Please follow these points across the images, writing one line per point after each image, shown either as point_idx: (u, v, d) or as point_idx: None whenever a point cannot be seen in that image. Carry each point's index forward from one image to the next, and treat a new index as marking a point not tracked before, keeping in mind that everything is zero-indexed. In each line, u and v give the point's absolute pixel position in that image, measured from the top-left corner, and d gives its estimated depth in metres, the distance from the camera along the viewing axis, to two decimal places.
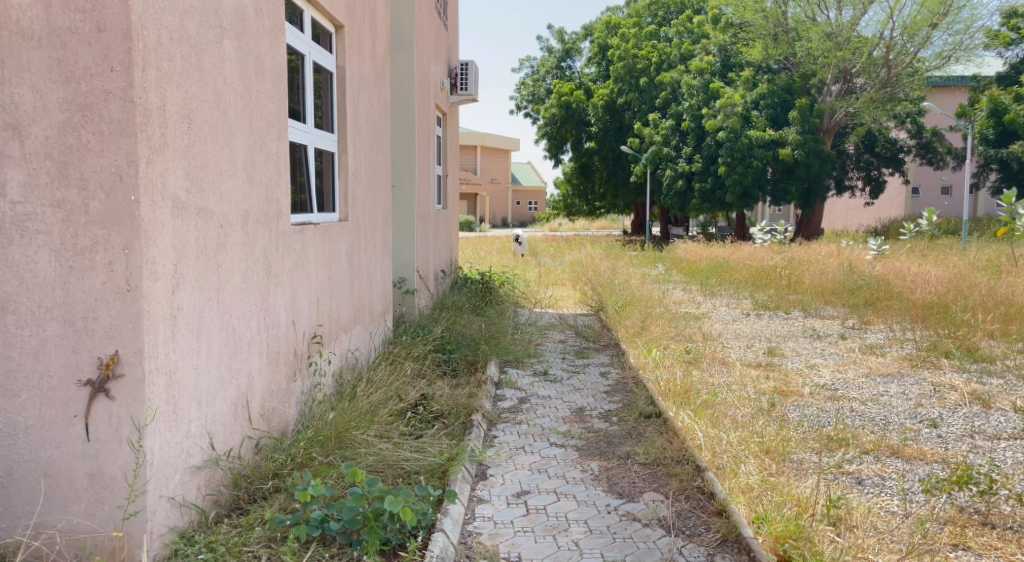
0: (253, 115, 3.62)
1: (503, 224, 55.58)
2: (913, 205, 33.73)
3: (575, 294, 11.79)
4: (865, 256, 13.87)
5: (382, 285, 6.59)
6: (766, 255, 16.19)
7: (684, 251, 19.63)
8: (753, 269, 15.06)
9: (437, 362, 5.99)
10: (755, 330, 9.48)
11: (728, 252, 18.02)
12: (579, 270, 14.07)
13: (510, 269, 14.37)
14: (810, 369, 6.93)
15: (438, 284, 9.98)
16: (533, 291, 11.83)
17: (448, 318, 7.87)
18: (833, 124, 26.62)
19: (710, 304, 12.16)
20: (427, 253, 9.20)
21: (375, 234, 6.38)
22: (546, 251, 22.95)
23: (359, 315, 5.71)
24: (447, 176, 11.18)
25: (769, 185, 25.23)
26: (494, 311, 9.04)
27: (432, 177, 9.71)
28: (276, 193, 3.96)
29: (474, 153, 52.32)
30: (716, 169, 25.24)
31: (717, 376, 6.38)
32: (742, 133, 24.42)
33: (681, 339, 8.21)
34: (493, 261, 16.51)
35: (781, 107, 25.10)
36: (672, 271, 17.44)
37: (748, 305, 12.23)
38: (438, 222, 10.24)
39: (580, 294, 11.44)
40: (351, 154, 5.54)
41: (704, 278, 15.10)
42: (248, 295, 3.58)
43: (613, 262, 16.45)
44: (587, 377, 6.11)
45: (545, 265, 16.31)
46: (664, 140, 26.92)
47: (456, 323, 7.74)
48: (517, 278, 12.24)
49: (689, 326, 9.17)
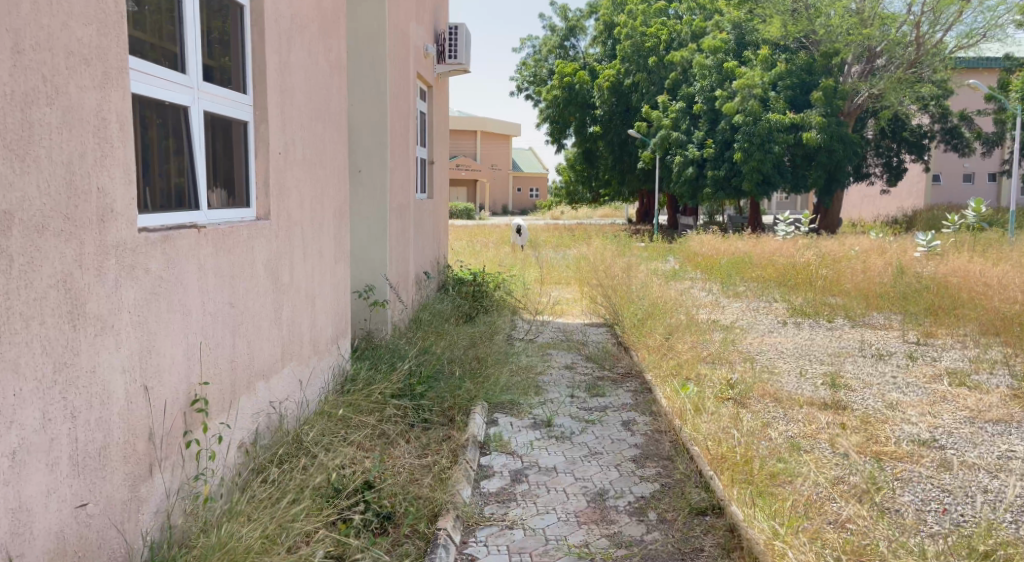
0: (22, 38, 1.97)
1: (503, 212, 53.85)
2: (933, 194, 32.27)
3: (583, 300, 10.20)
4: (912, 252, 12.31)
5: (334, 302, 5.01)
6: (793, 250, 14.59)
7: (699, 242, 18.13)
8: (781, 264, 13.48)
9: (401, 412, 4.43)
10: (801, 347, 7.92)
11: (749, 245, 16.43)
12: (586, 268, 12.49)
13: (507, 267, 12.76)
14: (893, 409, 5.36)
15: (420, 288, 8.39)
16: (533, 295, 10.24)
17: (426, 338, 6.28)
18: (857, 106, 24.82)
19: (738, 309, 10.60)
20: (404, 253, 7.61)
21: (324, 234, 4.80)
22: (548, 243, 21.40)
23: (290, 351, 4.11)
24: (435, 161, 9.66)
25: (790, 174, 23.64)
26: (487, 326, 7.44)
27: (412, 161, 8.08)
28: (98, 180, 2.31)
29: (474, 138, 50.69)
30: (732, 155, 23.52)
31: (779, 429, 4.79)
32: (761, 117, 22.66)
33: (719, 364, 6.65)
34: (488, 256, 14.89)
35: (799, 89, 23.96)
36: (688, 267, 15.83)
37: (782, 310, 10.68)
38: (420, 214, 8.63)
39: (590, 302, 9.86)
40: (276, 130, 3.93)
41: (725, 277, 13.54)
42: (17, 364, 1.96)
43: (622, 257, 14.88)
44: (606, 432, 4.51)
45: (548, 261, 14.71)
46: (673, 123, 25.00)
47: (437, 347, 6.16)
48: (516, 278, 10.64)
49: (723, 343, 7.62)
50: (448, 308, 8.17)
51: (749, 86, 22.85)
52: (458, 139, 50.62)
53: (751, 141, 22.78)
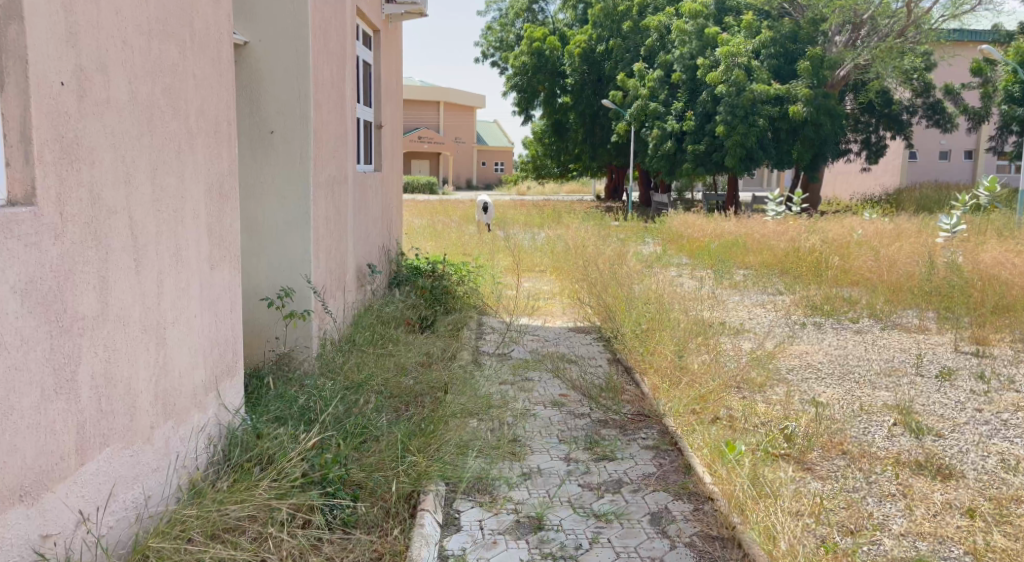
0: None
1: (467, 186, 51.95)
2: (910, 171, 31.33)
3: (562, 296, 8.55)
4: (931, 239, 10.90)
5: (207, 329, 3.27)
6: (790, 232, 13.19)
7: (682, 223, 16.66)
8: (780, 250, 12.00)
9: (303, 521, 2.77)
10: (839, 362, 6.37)
11: (737, 226, 15.04)
12: (562, 255, 10.86)
13: (469, 254, 11.03)
14: (1016, 473, 3.83)
15: (363, 284, 6.69)
16: (503, 290, 8.55)
17: (361, 368, 4.61)
18: (843, 77, 23.23)
19: (742, 306, 9.06)
20: (339, 244, 5.89)
21: (187, 224, 3.04)
22: (515, 221, 19.87)
23: (99, 439, 2.37)
24: (384, 128, 7.93)
25: (773, 149, 22.19)
26: (449, 343, 5.77)
27: (350, 122, 6.29)
28: None
29: (437, 109, 48.68)
30: (713, 128, 21.88)
31: (881, 524, 3.22)
32: (746, 87, 21.05)
33: (750, 395, 5.11)
34: (451, 237, 13.21)
35: (783, 59, 22.46)
36: (673, 253, 14.32)
37: (790, 304, 9.24)
38: (364, 191, 6.88)
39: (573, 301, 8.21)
40: (47, 41, 2.11)
41: (717, 264, 12.14)
42: None
43: (601, 239, 13.34)
44: (627, 539, 2.91)
45: (518, 244, 13.04)
46: (650, 94, 23.35)
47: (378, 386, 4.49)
48: (482, 269, 8.93)
49: (744, 359, 6.05)
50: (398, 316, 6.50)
51: (732, 54, 21.24)
52: (421, 110, 48.53)
53: (734, 113, 21.16)
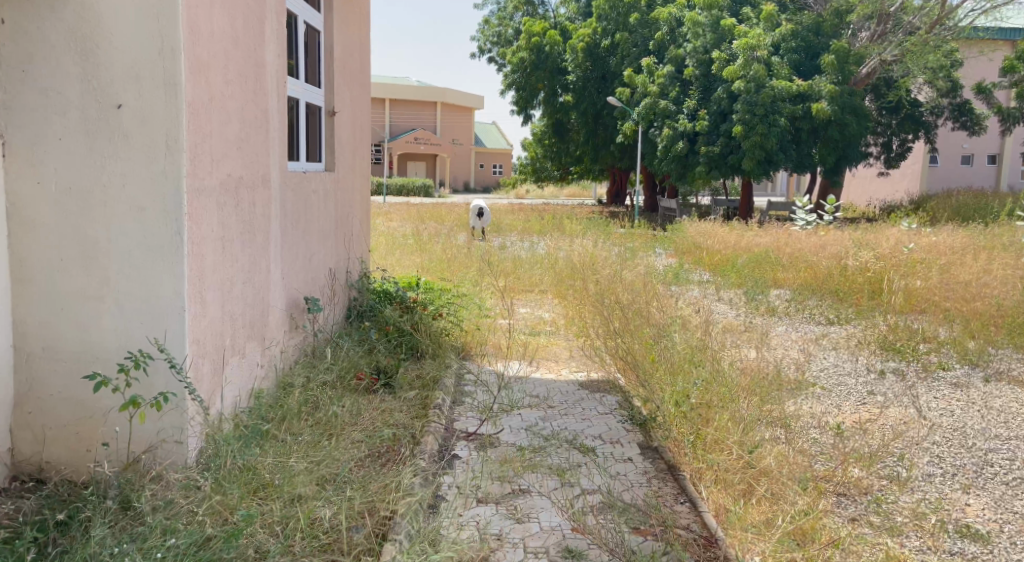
0: None
1: (465, 190, 50.20)
2: (932, 176, 29.66)
3: (570, 333, 6.75)
4: (1009, 258, 9.18)
5: None
6: (829, 247, 11.50)
7: (700, 232, 14.97)
8: (822, 268, 10.25)
9: None
10: (959, 441, 4.57)
11: (765, 239, 13.34)
12: (567, 274, 9.08)
13: (455, 275, 9.23)
14: None
15: (296, 327, 4.91)
16: (495, 325, 6.76)
17: (249, 502, 2.85)
18: (869, 73, 21.47)
19: (793, 343, 7.29)
20: (250, 275, 4.10)
21: None
22: (513, 229, 18.16)
23: None
24: (340, 116, 6.13)
25: (793, 151, 20.46)
26: (409, 429, 4.03)
27: (277, 100, 4.48)
28: None
29: (434, 109, 47.05)
30: (729, 128, 20.10)
31: None
32: (766, 83, 19.36)
33: (864, 518, 3.35)
34: (439, 250, 11.46)
35: (804, 54, 20.68)
36: (694, 269, 12.58)
37: (849, 339, 7.51)
38: (301, 198, 5.09)
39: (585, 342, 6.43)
40: None
41: (748, 286, 10.43)
42: None
43: (610, 252, 11.62)
44: None
45: (517, 258, 11.28)
46: (660, 91, 21.57)
47: (271, 533, 2.75)
48: (466, 296, 7.17)
49: (833, 441, 4.26)
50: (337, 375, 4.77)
51: (751, 47, 19.50)
52: (418, 109, 46.84)
53: (752, 111, 19.43)
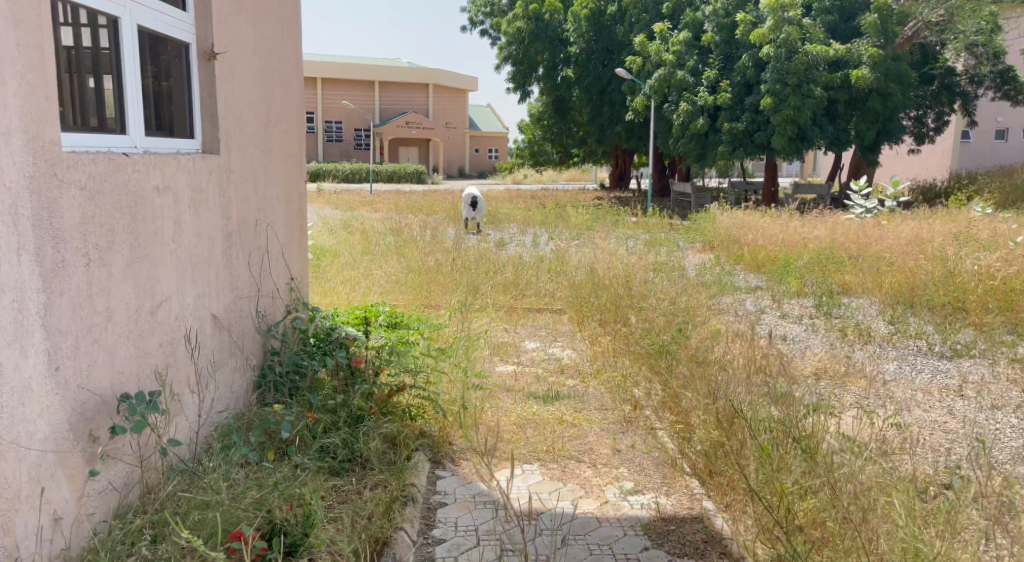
0: None
1: (460, 176, 47.58)
2: (965, 152, 27.36)
3: (610, 407, 4.38)
4: None
5: None
6: (910, 243, 9.24)
7: (733, 223, 12.58)
8: (919, 274, 7.93)
9: None
10: None
11: (819, 231, 11.08)
12: (590, 293, 6.71)
13: (437, 303, 6.83)
14: None
15: (101, 464, 2.50)
16: (494, 396, 4.38)
17: None
18: (910, 36, 19.09)
19: (933, 403, 4.97)
20: None
21: None
22: (513, 221, 15.76)
23: None
24: (226, 59, 3.67)
25: (828, 125, 18.01)
26: None
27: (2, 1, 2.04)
28: None
29: (426, 91, 44.57)
30: (756, 101, 17.67)
31: None
32: (798, 48, 16.95)
33: None
34: (419, 255, 9.12)
35: (838, 16, 18.46)
36: (736, 271, 10.23)
37: (1008, 388, 5.23)
38: (116, 204, 2.64)
39: (638, 428, 4.06)
40: None
41: (821, 296, 8.13)
42: None
43: (637, 255, 9.31)
44: None
45: (520, 262, 8.95)
46: (676, 61, 19.05)
47: None
48: (453, 348, 4.78)
49: None
50: (170, 551, 2.43)
51: (782, 7, 17.05)
52: (409, 92, 44.28)
53: (783, 81, 17.00)
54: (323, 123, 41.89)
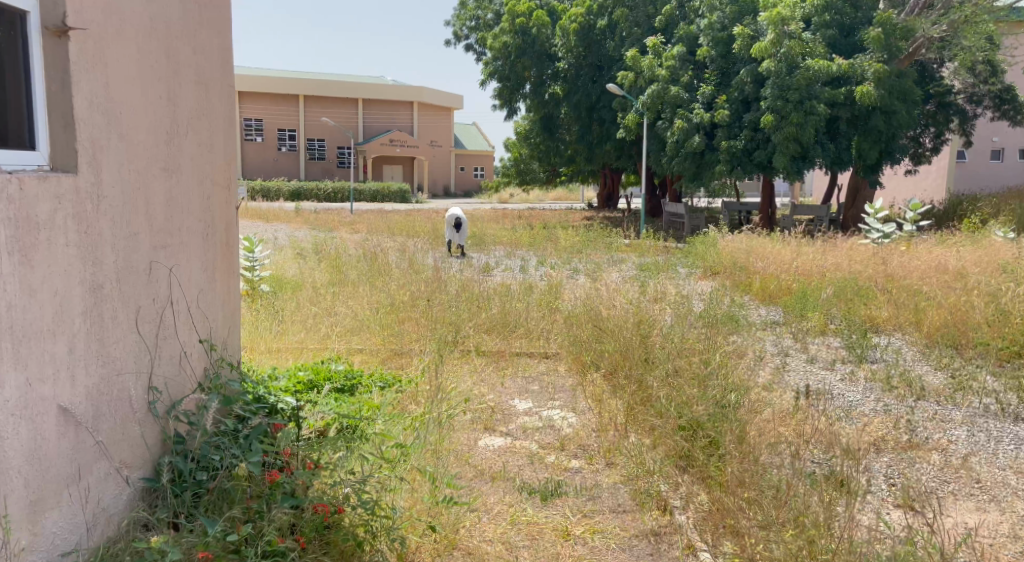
0: None
1: (445, 195, 46.51)
2: (962, 172, 26.60)
3: (630, 512, 3.29)
4: None
5: None
6: (945, 276, 8.23)
7: (738, 248, 11.54)
8: (965, 313, 6.89)
9: None
10: None
11: (835, 258, 10.08)
12: (591, 339, 5.60)
13: (409, 351, 5.69)
14: None
15: None
16: (475, 499, 3.26)
17: None
18: (914, 51, 18.25)
19: None
20: None
21: None
22: (499, 244, 14.70)
23: None
24: (88, 39, 2.58)
25: (830, 143, 17.10)
26: None
27: None
28: None
29: (411, 109, 43.63)
30: (756, 117, 16.77)
31: None
32: (800, 63, 16.09)
33: None
34: (392, 287, 7.99)
35: (839, 30, 17.64)
36: (747, 304, 9.15)
37: None
38: None
39: (672, 552, 2.95)
40: None
41: (852, 336, 7.07)
42: None
43: (639, 286, 8.24)
44: None
45: (506, 294, 7.86)
46: (670, 76, 18.11)
47: None
48: (422, 431, 3.65)
49: None
50: None
51: (783, 20, 16.17)
52: (392, 109, 43.27)
53: (784, 97, 16.09)
54: (304, 141, 40.79)
